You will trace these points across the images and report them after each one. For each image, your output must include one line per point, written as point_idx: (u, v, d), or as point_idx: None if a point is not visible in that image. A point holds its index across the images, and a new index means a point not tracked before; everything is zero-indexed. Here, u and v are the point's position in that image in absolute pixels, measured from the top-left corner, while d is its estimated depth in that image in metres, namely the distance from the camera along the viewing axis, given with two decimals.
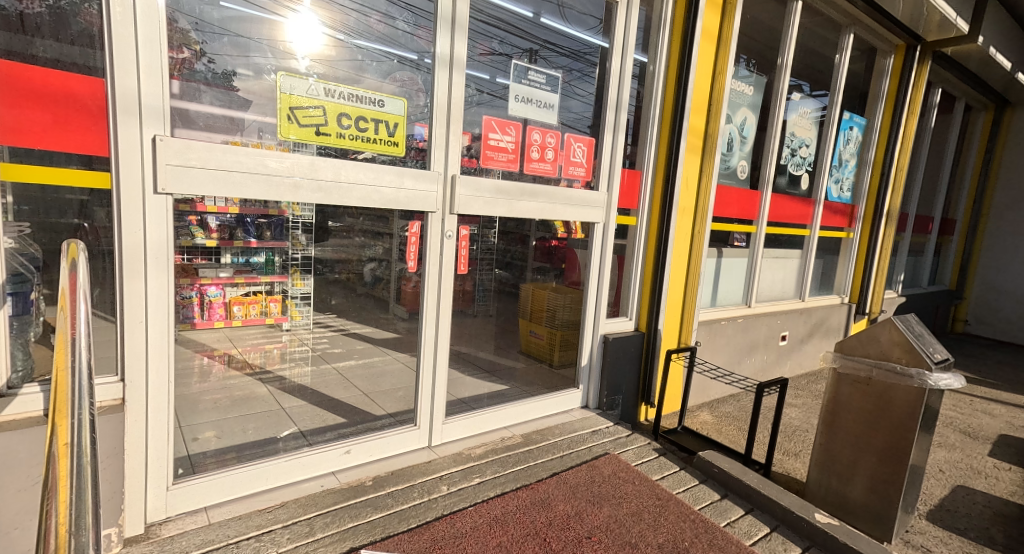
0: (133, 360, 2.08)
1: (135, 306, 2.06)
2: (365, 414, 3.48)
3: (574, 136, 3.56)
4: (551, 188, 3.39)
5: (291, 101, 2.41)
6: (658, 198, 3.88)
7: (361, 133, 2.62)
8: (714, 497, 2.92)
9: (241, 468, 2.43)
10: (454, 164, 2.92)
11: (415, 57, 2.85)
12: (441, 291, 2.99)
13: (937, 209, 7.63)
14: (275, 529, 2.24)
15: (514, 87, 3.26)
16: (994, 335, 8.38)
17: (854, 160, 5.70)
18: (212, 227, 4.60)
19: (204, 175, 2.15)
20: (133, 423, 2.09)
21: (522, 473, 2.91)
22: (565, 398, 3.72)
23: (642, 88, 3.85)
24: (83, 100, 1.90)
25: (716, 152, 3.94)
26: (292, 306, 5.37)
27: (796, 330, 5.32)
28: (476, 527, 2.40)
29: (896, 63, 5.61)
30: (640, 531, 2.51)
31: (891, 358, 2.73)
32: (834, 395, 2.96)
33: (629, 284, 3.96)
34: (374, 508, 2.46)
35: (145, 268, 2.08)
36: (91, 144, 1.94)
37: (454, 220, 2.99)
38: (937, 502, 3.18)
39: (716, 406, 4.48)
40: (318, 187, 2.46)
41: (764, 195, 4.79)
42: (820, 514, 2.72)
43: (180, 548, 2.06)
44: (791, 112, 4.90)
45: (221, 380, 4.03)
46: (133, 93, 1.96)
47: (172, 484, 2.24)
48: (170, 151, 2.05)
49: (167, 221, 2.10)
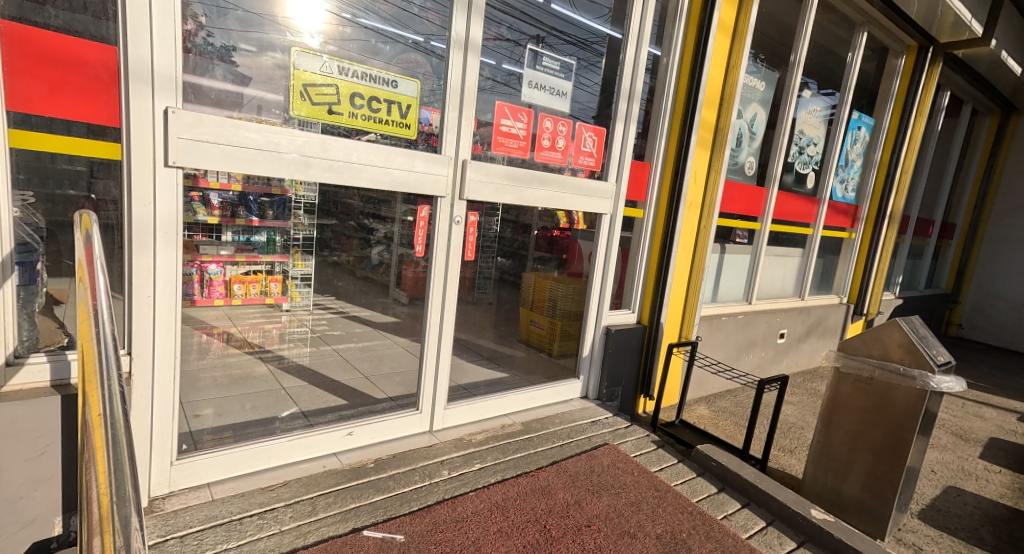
0: (140, 333, 2.05)
1: (143, 279, 2.04)
2: (366, 397, 3.48)
3: (584, 126, 3.53)
4: (560, 176, 3.37)
5: (303, 78, 2.38)
6: (666, 191, 3.87)
7: (375, 113, 2.59)
8: (711, 490, 2.95)
9: (244, 446, 2.42)
10: (465, 149, 2.90)
11: (422, 40, 2.78)
12: (447, 278, 2.99)
13: (939, 213, 7.64)
14: (277, 508, 2.25)
15: (528, 73, 3.22)
16: (986, 340, 8.49)
17: (860, 160, 5.69)
18: (213, 204, 4.48)
19: (215, 150, 2.12)
20: (139, 397, 2.07)
21: (522, 461, 2.93)
22: (565, 387, 3.74)
23: (656, 79, 3.82)
24: (95, 67, 1.85)
25: (726, 146, 3.93)
26: (292, 287, 5.50)
27: (795, 328, 5.36)
28: (477, 512, 2.42)
29: (907, 63, 5.59)
30: (638, 521, 2.54)
31: (893, 359, 2.75)
32: (833, 393, 2.99)
33: (633, 275, 3.98)
34: (376, 490, 2.47)
35: (154, 243, 2.05)
36: (100, 113, 1.89)
37: (464, 206, 2.96)
38: (929, 502, 3.22)
39: (713, 400, 4.52)
40: (328, 166, 2.43)
41: (770, 192, 4.78)
42: (816, 510, 2.76)
43: (184, 523, 2.07)
44: (801, 109, 4.87)
45: (219, 357, 4.04)
46: (146, 62, 1.93)
47: (176, 460, 2.24)
48: (181, 124, 2.02)
49: (177, 195, 2.08)
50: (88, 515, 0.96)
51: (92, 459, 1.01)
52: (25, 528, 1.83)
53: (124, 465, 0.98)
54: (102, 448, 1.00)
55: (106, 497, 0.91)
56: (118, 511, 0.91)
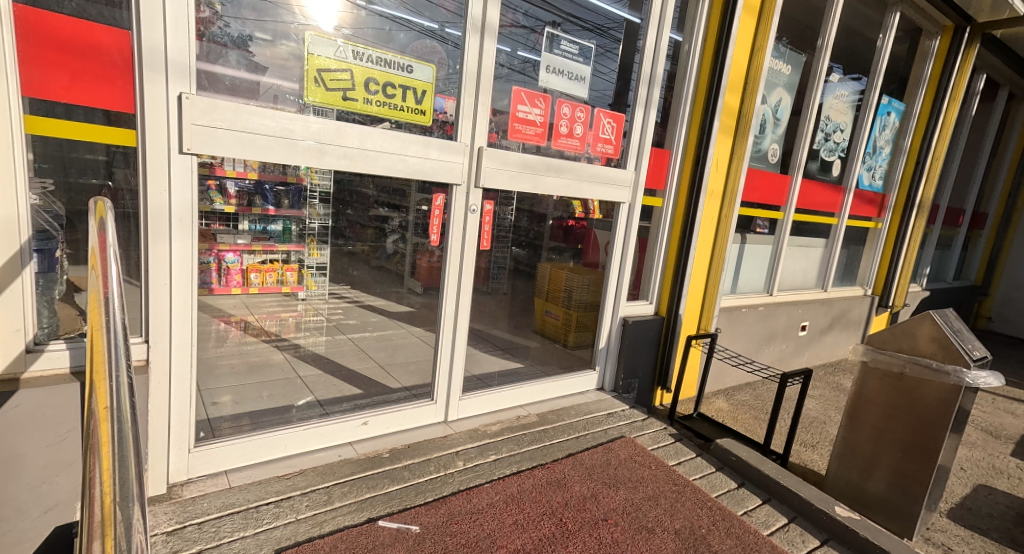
0: (158, 320, 2.00)
1: (159, 267, 2.00)
2: (381, 386, 3.47)
3: (603, 111, 3.44)
4: (577, 165, 3.29)
5: (318, 62, 2.31)
6: (687, 178, 3.77)
7: (390, 99, 2.53)
8: (731, 485, 2.88)
9: (260, 435, 2.40)
10: (481, 135, 2.83)
11: (436, 27, 2.76)
12: (463, 268, 2.94)
13: (970, 202, 7.38)
14: (293, 496, 2.24)
15: (546, 58, 3.13)
16: (1016, 334, 8.24)
17: (889, 147, 5.50)
18: (230, 193, 4.73)
19: (230, 136, 2.07)
20: (156, 386, 2.03)
21: (538, 453, 2.89)
22: (582, 379, 3.69)
23: (677, 63, 3.72)
24: (109, 53, 1.81)
25: (750, 132, 3.81)
26: (307, 276, 5.41)
27: (817, 320, 5.25)
28: (493, 503, 2.39)
29: (941, 45, 5.36)
30: (657, 515, 2.49)
31: (924, 353, 2.65)
32: (859, 388, 2.90)
33: (651, 266, 3.90)
34: (392, 480, 2.46)
35: (170, 231, 2.01)
36: (114, 99, 1.86)
37: (480, 194, 2.90)
38: (958, 500, 3.13)
39: (732, 393, 4.43)
40: (344, 154, 2.39)
41: (794, 180, 4.65)
42: (840, 508, 2.68)
43: (202, 510, 2.06)
44: (828, 94, 4.70)
45: (237, 345, 4.10)
46: (159, 47, 1.87)
47: (194, 447, 2.21)
48: (196, 110, 1.97)
49: (192, 183, 2.02)
50: (89, 514, 0.95)
51: (97, 454, 0.99)
52: (48, 513, 1.85)
53: (128, 463, 0.96)
54: (106, 445, 0.98)
55: (108, 498, 0.90)
56: (119, 511, 0.89)
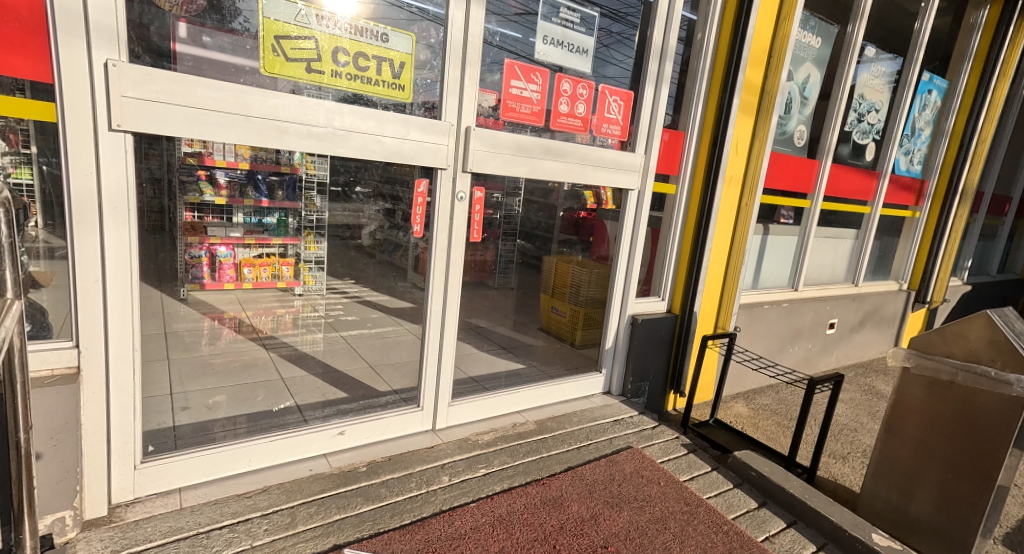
0: (89, 322, 1.76)
1: (89, 261, 1.73)
2: (368, 389, 3.22)
3: (609, 89, 3.09)
4: (579, 147, 2.96)
5: (276, 28, 2.02)
6: (702, 163, 3.42)
7: (362, 72, 2.23)
8: (751, 506, 2.56)
9: (218, 449, 2.16)
10: (469, 114, 2.53)
11: (436, 9, 2.40)
12: (450, 261, 2.66)
13: (1017, 190, 6.84)
14: (252, 519, 1.99)
15: (542, 26, 2.79)
16: None
17: (929, 129, 5.05)
18: (220, 183, 4.70)
19: (171, 111, 1.79)
20: (91, 394, 1.80)
21: (534, 466, 2.61)
22: (586, 383, 3.39)
23: (692, 35, 3.37)
24: (17, 12, 1.51)
25: (775, 111, 3.45)
26: (305, 270, 5.29)
27: (846, 317, 4.85)
28: (477, 527, 2.12)
29: (990, 16, 4.87)
30: (664, 542, 2.19)
31: (982, 360, 2.28)
32: (900, 397, 2.55)
33: (663, 259, 3.58)
34: (366, 499, 2.20)
35: (100, 219, 1.75)
36: (29, 65, 1.55)
37: (468, 179, 2.61)
38: (1014, 524, 2.76)
39: (753, 397, 4.09)
40: (308, 133, 2.11)
41: (823, 165, 4.26)
42: (878, 535, 2.34)
43: (143, 536, 1.81)
44: (863, 70, 4.28)
45: (228, 344, 3.91)
46: (77, 6, 1.59)
47: (141, 463, 1.98)
48: (126, 80, 1.69)
49: (126, 164, 1.76)
50: None
51: None
52: None
53: None
54: None
55: None
56: None
